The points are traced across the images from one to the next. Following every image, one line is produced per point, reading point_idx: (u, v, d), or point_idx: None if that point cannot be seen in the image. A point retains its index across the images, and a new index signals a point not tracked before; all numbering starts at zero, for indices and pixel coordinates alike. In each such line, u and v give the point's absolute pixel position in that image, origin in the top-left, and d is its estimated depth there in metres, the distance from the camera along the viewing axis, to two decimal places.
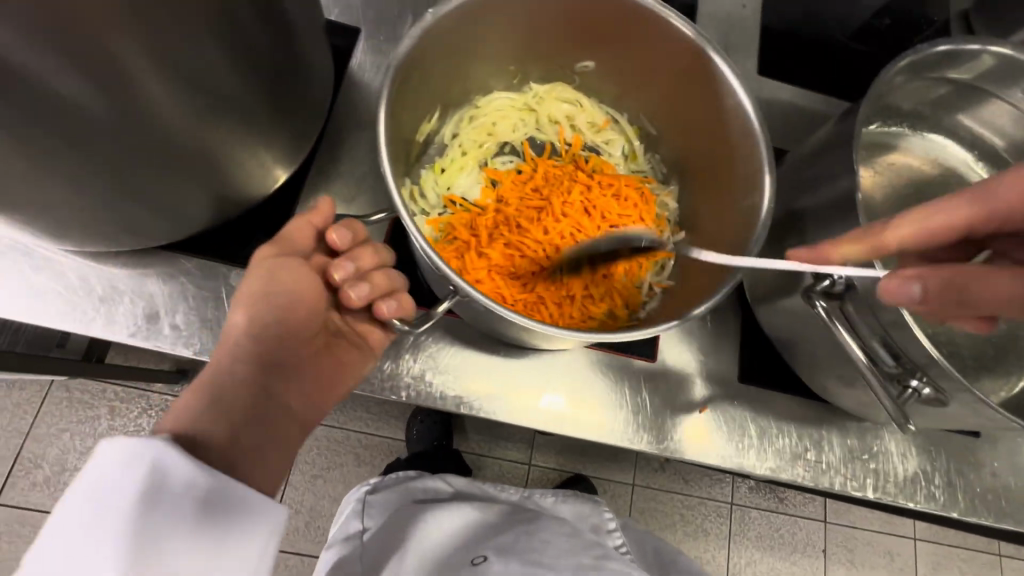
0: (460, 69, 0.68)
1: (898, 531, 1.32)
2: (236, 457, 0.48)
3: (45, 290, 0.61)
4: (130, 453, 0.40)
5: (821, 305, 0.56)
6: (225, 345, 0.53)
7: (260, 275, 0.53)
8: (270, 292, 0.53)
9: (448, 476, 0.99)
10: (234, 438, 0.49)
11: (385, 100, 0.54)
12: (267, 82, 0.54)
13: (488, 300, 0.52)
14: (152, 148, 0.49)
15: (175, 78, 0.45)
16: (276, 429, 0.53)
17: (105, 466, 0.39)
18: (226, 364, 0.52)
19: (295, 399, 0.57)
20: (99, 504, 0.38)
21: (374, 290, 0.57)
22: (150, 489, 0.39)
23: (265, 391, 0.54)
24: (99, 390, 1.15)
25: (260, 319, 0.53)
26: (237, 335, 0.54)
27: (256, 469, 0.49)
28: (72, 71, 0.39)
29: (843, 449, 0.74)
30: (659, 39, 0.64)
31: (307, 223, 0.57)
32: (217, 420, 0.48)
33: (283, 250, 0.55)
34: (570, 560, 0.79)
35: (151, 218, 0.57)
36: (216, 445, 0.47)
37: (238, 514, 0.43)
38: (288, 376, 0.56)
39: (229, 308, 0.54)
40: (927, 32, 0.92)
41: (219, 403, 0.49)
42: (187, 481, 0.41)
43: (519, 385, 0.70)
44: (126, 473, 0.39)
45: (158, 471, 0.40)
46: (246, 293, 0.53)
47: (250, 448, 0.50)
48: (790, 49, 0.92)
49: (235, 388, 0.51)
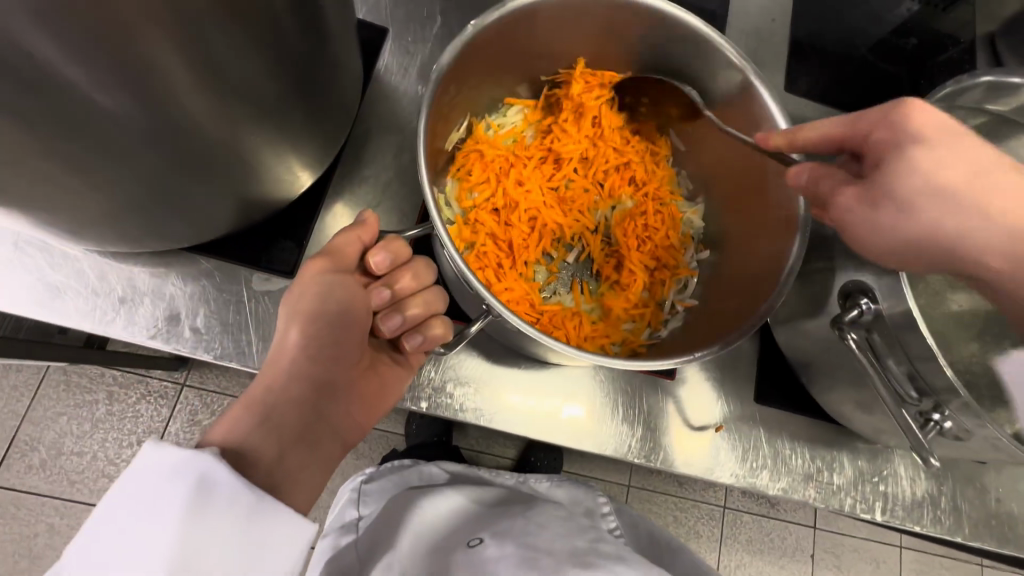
0: (492, 79, 0.68)
1: (884, 539, 1.33)
2: (281, 477, 0.48)
3: (69, 290, 0.62)
4: (179, 461, 0.41)
5: (853, 338, 0.57)
6: (276, 362, 0.53)
7: (316, 293, 0.52)
8: (328, 310, 0.53)
9: (445, 461, 0.90)
10: (281, 457, 0.48)
11: (424, 113, 0.54)
12: (302, 88, 0.53)
13: (522, 325, 0.50)
14: (187, 156, 0.48)
15: (214, 87, 0.44)
16: (320, 446, 0.53)
17: (153, 470, 0.41)
18: (278, 381, 0.52)
19: (339, 419, 0.56)
20: (145, 510, 0.39)
21: (408, 318, 0.57)
22: (194, 500, 0.40)
23: (313, 410, 0.53)
24: (97, 374, 1.13)
25: (311, 340, 0.53)
26: (289, 353, 0.53)
27: (297, 490, 0.48)
28: (121, 85, 0.39)
29: (854, 471, 0.75)
30: (694, 58, 0.64)
31: (355, 237, 0.55)
32: (268, 436, 0.48)
33: (337, 266, 0.54)
34: (565, 544, 0.68)
35: (177, 221, 0.56)
36: (264, 462, 0.47)
37: (276, 536, 0.43)
38: (333, 397, 0.56)
39: (283, 324, 0.54)
40: (950, 53, 0.91)
41: (269, 421, 0.49)
42: (228, 495, 0.41)
43: (540, 399, 0.70)
44: (174, 479, 0.40)
45: (203, 482, 0.41)
46: (304, 311, 0.52)
47: (296, 468, 0.49)
48: (815, 65, 0.91)
49: (285, 406, 0.51)
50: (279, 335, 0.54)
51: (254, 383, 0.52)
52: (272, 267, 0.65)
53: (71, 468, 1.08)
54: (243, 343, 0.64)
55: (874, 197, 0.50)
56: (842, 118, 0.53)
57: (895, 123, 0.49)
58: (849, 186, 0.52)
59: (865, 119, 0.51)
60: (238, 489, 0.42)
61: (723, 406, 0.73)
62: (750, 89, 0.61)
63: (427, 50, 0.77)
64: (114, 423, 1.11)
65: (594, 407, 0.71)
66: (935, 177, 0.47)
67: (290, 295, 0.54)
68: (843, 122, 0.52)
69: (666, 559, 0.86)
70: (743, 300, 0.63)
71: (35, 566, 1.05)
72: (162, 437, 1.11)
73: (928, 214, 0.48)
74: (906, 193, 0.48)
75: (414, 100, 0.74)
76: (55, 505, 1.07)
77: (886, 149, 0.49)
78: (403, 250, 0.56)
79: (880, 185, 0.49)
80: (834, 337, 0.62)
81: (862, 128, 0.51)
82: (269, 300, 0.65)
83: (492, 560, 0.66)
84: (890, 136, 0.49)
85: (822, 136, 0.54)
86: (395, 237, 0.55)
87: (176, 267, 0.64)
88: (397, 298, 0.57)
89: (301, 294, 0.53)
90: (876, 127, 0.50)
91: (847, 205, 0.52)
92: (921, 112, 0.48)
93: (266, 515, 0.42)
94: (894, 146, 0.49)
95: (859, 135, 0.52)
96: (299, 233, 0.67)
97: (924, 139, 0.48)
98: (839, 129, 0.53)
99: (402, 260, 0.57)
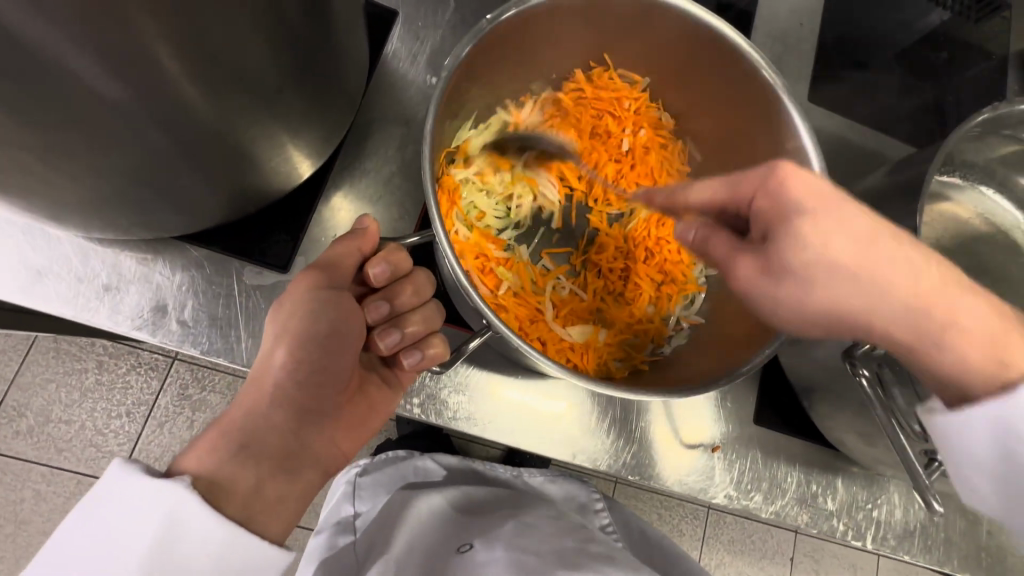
0: (506, 75, 0.65)
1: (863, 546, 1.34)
2: (257, 509, 0.47)
3: (53, 273, 0.60)
4: (149, 487, 0.42)
5: (865, 374, 0.55)
6: (259, 388, 0.52)
7: (305, 311, 0.52)
8: (320, 329, 0.52)
9: (440, 456, 0.88)
10: (257, 489, 0.48)
11: (433, 108, 0.51)
12: (303, 76, 0.50)
13: (519, 343, 0.48)
14: (182, 146, 0.45)
15: (206, 76, 0.41)
16: (298, 473, 0.52)
17: (123, 491, 0.42)
18: (259, 408, 0.52)
19: (323, 447, 0.56)
20: (117, 535, 0.41)
21: (406, 334, 0.57)
22: (166, 527, 0.41)
23: (295, 437, 0.53)
24: (86, 343, 1.10)
25: (298, 365, 0.52)
26: (273, 376, 0.53)
27: (274, 519, 0.48)
28: (108, 71, 0.36)
29: (848, 497, 0.74)
30: (721, 65, 0.61)
31: (357, 247, 0.55)
32: (245, 467, 0.48)
33: (332, 282, 0.54)
34: (554, 545, 0.67)
35: (167, 211, 0.53)
36: (239, 491, 0.47)
37: (248, 559, 0.45)
38: (319, 422, 0.55)
39: (270, 345, 0.53)
40: (979, 69, 0.88)
41: (246, 449, 0.49)
42: (201, 531, 0.42)
43: (537, 407, 0.68)
44: (144, 505, 0.41)
45: (175, 511, 0.42)
46: (292, 330, 0.52)
47: (273, 499, 0.49)
48: (840, 75, 0.87)
49: (266, 433, 0.51)
50: (264, 356, 0.53)
51: (236, 408, 0.52)
52: (266, 261, 0.62)
53: (59, 436, 1.07)
54: (232, 339, 0.62)
55: (775, 269, 0.45)
56: (726, 184, 0.49)
57: (774, 192, 0.46)
58: (748, 257, 0.46)
59: (745, 183, 0.48)
60: (210, 520, 0.43)
61: (719, 427, 0.72)
62: (777, 104, 0.59)
63: (438, 37, 0.73)
64: (103, 393, 1.09)
65: (591, 423, 0.69)
66: (829, 255, 0.43)
67: (280, 312, 0.54)
68: (723, 188, 0.49)
69: (661, 562, 0.85)
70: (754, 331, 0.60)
71: (19, 531, 1.04)
72: (151, 410, 1.10)
73: (830, 294, 0.44)
74: (792, 264, 0.44)
75: (422, 90, 0.71)
76: (42, 472, 1.05)
77: (771, 217, 0.45)
78: (404, 262, 0.56)
79: (772, 257, 0.45)
80: (843, 367, 0.60)
81: (742, 194, 0.48)
82: (260, 295, 0.63)
83: (482, 565, 0.66)
84: (767, 211, 0.46)
85: (705, 200, 0.50)
86: (397, 249, 0.55)
87: (165, 255, 0.62)
88: (395, 313, 0.57)
89: (289, 314, 0.53)
90: (761, 195, 0.47)
91: (747, 276, 0.46)
92: (794, 176, 0.45)
93: (239, 542, 0.44)
94: (779, 217, 0.45)
95: (744, 197, 0.48)
96: (294, 226, 0.64)
97: (801, 211, 0.44)
98: (714, 190, 0.49)
99: (401, 272, 0.56)
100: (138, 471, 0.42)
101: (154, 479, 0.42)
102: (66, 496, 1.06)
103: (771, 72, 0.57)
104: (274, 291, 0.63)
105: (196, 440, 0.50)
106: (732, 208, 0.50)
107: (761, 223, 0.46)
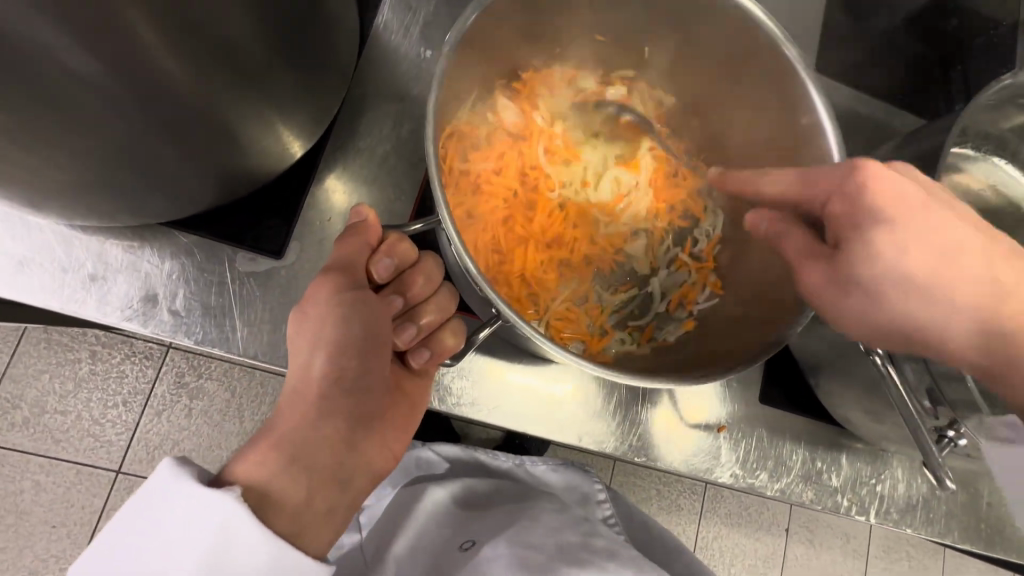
0: (508, 48, 0.61)
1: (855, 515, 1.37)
2: (308, 520, 0.46)
3: (34, 263, 0.57)
4: (199, 492, 0.40)
5: (879, 353, 0.53)
6: (304, 398, 0.50)
7: (338, 319, 0.50)
8: (352, 334, 0.51)
9: (440, 445, 0.86)
10: (309, 500, 0.46)
11: (437, 83, 0.48)
12: (293, 50, 0.47)
13: (528, 330, 0.46)
14: (164, 128, 0.42)
15: (189, 51, 0.38)
16: (348, 484, 0.51)
17: (173, 492, 0.41)
18: (307, 418, 0.49)
19: (371, 450, 0.54)
20: (171, 537, 0.40)
21: (422, 326, 0.57)
22: (216, 538, 0.40)
23: (347, 446, 0.52)
24: (77, 333, 1.08)
25: (340, 372, 0.51)
26: (316, 387, 0.50)
27: (323, 531, 0.47)
28: (78, 47, 0.33)
29: (852, 473, 0.74)
30: (736, 38, 0.58)
31: (359, 238, 0.53)
32: (298, 478, 0.46)
33: (353, 282, 0.52)
34: (557, 539, 0.67)
35: (152, 199, 0.51)
36: (291, 505, 0.45)
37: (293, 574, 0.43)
38: (367, 427, 0.54)
39: (306, 354, 0.51)
40: (990, 34, 0.82)
41: (298, 462, 0.47)
42: (248, 543, 0.41)
43: (541, 396, 0.67)
44: (193, 512, 0.40)
45: (223, 520, 0.40)
46: (328, 339, 0.50)
47: (325, 511, 0.47)
48: (844, 45, 0.84)
49: (320, 445, 0.49)
50: (302, 367, 0.51)
51: (281, 418, 0.49)
52: (258, 246, 0.60)
53: (55, 427, 1.05)
54: (227, 328, 0.60)
55: (842, 280, 0.47)
56: (800, 176, 0.50)
57: (852, 194, 0.46)
58: (818, 262, 0.49)
59: (819, 181, 0.48)
60: (258, 535, 0.41)
61: (723, 406, 0.71)
62: (795, 76, 0.56)
63: (431, 7, 0.69)
64: (96, 382, 1.07)
65: (599, 409, 0.68)
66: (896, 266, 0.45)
67: (302, 315, 0.52)
68: (799, 181, 0.49)
69: (664, 557, 0.84)
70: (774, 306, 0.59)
71: (20, 522, 1.02)
72: (147, 400, 1.08)
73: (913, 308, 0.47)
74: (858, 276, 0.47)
75: (416, 65, 0.68)
76: (39, 463, 1.04)
77: (855, 220, 0.46)
78: (409, 253, 0.55)
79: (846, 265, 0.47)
80: (854, 344, 0.59)
81: (817, 194, 0.48)
82: (254, 282, 0.61)
83: (487, 560, 0.64)
84: (845, 209, 0.47)
85: (778, 192, 0.51)
86: (400, 239, 0.54)
87: (153, 242, 0.59)
88: (408, 306, 0.57)
89: (319, 323, 0.50)
90: (834, 197, 0.47)
91: (816, 285, 0.49)
92: (877, 177, 0.45)
93: (288, 554, 0.42)
94: (857, 225, 0.46)
95: (822, 192, 0.48)
96: (285, 211, 0.62)
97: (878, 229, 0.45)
98: (793, 188, 0.50)
99: (407, 263, 0.56)
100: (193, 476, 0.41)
101: (207, 488, 0.40)
102: (66, 486, 1.04)
103: (790, 48, 0.55)
104: (268, 277, 0.61)
105: (245, 449, 0.47)
106: (810, 206, 0.50)
107: (840, 231, 0.48)
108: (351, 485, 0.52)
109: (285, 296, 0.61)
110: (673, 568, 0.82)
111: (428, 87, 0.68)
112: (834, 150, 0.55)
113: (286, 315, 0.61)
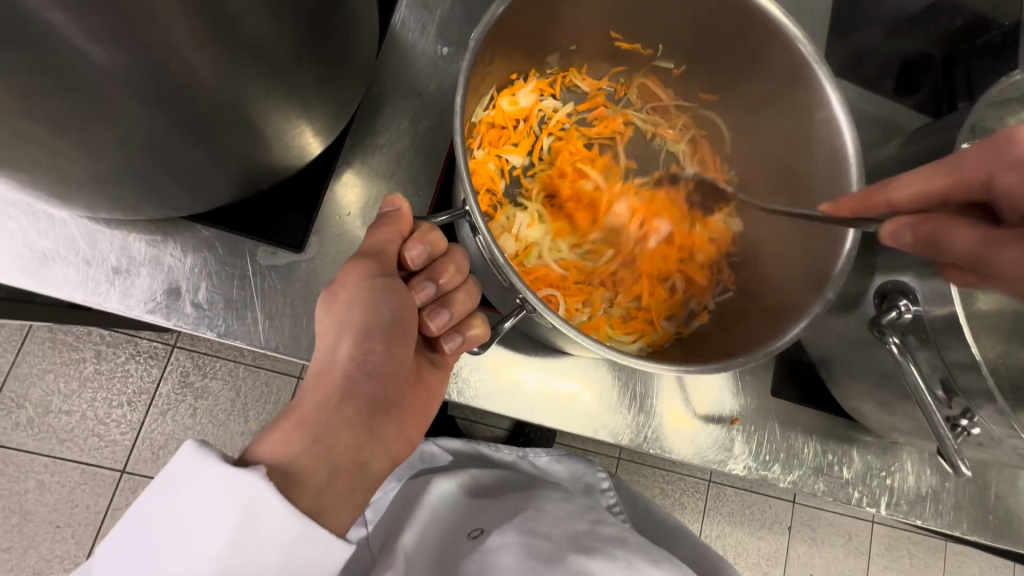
0: (526, 42, 0.63)
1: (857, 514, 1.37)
2: (328, 501, 0.46)
3: (56, 256, 0.58)
4: (225, 475, 0.40)
5: (894, 340, 0.55)
6: (328, 381, 0.51)
7: (367, 302, 0.51)
8: (379, 317, 0.52)
9: (443, 440, 0.85)
10: (329, 481, 0.46)
11: (464, 73, 0.49)
12: (318, 46, 0.48)
13: (555, 318, 0.47)
14: (190, 121, 0.43)
15: (223, 46, 0.39)
16: (367, 470, 0.51)
17: (196, 475, 0.41)
18: (331, 400, 0.50)
19: (391, 437, 0.55)
20: (195, 518, 0.40)
21: (454, 313, 0.57)
22: (243, 516, 0.40)
23: (367, 428, 0.52)
24: (84, 333, 1.08)
25: (364, 355, 0.52)
26: (341, 369, 0.51)
27: (343, 511, 0.47)
28: (113, 33, 0.34)
29: (863, 464, 0.75)
30: (754, 35, 0.59)
31: (385, 225, 0.53)
32: (320, 457, 0.46)
33: (383, 269, 0.52)
34: (567, 529, 0.67)
35: (176, 191, 0.51)
36: (312, 483, 0.45)
37: (315, 555, 0.43)
38: (388, 413, 0.55)
39: (334, 337, 0.52)
40: (993, 34, 0.84)
41: (320, 442, 0.47)
42: (271, 520, 0.41)
43: (550, 383, 0.67)
44: (220, 494, 0.40)
45: (249, 501, 0.40)
46: (357, 322, 0.51)
47: (345, 491, 0.48)
48: (850, 44, 0.85)
49: (340, 427, 0.50)
50: (327, 349, 0.52)
51: (305, 400, 0.50)
52: (279, 240, 0.61)
53: (62, 426, 1.05)
54: (248, 322, 0.60)
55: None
56: (940, 170, 0.50)
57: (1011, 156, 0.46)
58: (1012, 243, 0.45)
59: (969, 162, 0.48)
60: (283, 514, 0.41)
61: (734, 399, 0.72)
62: (809, 72, 0.58)
63: (448, 6, 0.70)
64: (104, 381, 1.07)
65: (609, 396, 0.69)
66: None
67: (329, 299, 0.53)
68: (944, 176, 0.50)
69: (665, 540, 0.85)
70: (794, 296, 0.60)
71: (27, 521, 1.02)
72: (155, 398, 1.08)
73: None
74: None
75: (432, 63, 0.68)
76: (46, 462, 1.04)
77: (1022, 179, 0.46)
78: (440, 242, 0.56)
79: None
80: (868, 336, 0.60)
81: (976, 172, 0.48)
82: (275, 276, 0.62)
83: (494, 551, 0.64)
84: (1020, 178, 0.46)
85: (913, 195, 0.50)
86: (432, 228, 0.55)
87: (174, 236, 0.60)
88: (441, 293, 0.57)
89: (348, 306, 0.51)
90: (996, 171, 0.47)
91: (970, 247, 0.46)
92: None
93: (313, 535, 0.42)
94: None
95: (976, 180, 0.48)
96: (306, 204, 0.63)
97: None
98: (939, 180, 0.50)
99: (438, 252, 0.56)
100: (218, 458, 0.41)
101: (232, 467, 0.41)
102: (72, 486, 1.04)
103: (806, 44, 0.56)
104: (289, 271, 0.62)
105: (270, 427, 0.48)
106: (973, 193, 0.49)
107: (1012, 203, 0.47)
108: (370, 470, 0.52)
109: (305, 290, 0.62)
110: (679, 553, 0.83)
111: (443, 85, 0.69)
112: (846, 141, 0.56)
113: (306, 308, 0.62)
